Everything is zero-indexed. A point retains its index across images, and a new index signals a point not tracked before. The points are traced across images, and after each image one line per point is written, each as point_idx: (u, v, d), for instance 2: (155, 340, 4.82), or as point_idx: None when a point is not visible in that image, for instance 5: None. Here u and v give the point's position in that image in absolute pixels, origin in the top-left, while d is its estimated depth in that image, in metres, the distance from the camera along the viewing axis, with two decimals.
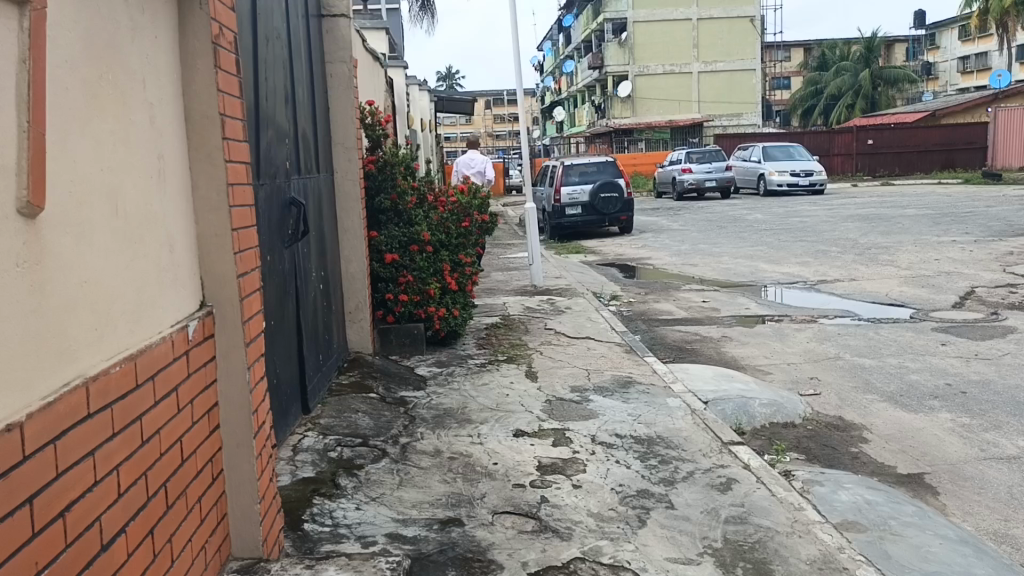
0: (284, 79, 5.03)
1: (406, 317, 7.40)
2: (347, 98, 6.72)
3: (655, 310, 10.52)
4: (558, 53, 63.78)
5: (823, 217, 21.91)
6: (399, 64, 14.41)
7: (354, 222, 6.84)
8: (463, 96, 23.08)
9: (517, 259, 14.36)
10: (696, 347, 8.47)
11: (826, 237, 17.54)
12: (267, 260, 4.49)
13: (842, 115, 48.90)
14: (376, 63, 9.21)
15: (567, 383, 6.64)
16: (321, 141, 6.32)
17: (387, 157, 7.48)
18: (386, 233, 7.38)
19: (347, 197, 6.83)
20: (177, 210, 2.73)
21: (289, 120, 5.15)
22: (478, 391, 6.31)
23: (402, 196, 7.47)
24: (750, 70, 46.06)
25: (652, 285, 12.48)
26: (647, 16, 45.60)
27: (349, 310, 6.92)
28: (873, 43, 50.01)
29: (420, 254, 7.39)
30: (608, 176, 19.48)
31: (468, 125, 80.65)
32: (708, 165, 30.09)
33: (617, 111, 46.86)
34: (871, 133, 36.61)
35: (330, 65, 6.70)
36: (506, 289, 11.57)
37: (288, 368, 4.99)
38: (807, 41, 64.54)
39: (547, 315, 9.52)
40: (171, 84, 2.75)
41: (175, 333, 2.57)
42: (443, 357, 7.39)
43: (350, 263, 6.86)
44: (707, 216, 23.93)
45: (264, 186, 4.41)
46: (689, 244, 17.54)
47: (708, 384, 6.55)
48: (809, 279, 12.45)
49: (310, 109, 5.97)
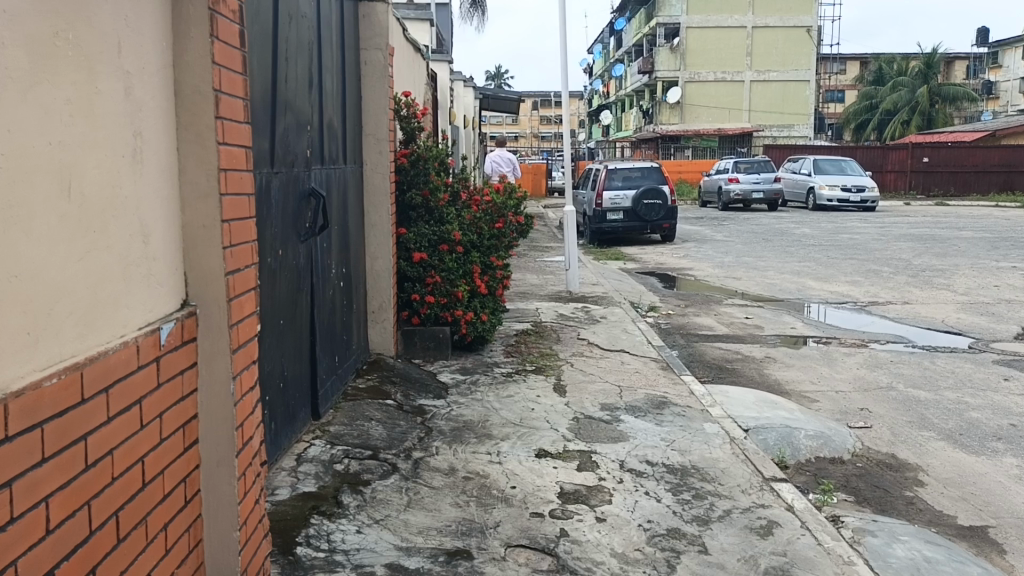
0: (309, 62, 4.72)
1: (432, 320, 7.07)
2: (380, 87, 6.40)
3: (695, 324, 10.05)
4: (608, 57, 63.18)
5: (874, 235, 21.16)
6: (443, 59, 14.11)
7: (381, 217, 6.52)
8: (508, 95, 22.74)
9: (554, 262, 13.96)
10: (737, 367, 7.99)
11: (877, 256, 16.86)
12: (278, 254, 4.17)
13: (897, 131, 47.70)
14: (417, 55, 8.87)
15: (597, 399, 6.23)
16: (350, 131, 6.01)
17: (421, 151, 7.14)
18: (415, 230, 7.06)
19: (377, 191, 6.51)
20: (155, 197, 2.41)
21: (312, 107, 4.84)
22: (502, 404, 5.94)
23: (434, 192, 7.14)
24: (804, 80, 45.09)
25: (692, 298, 11.99)
26: (701, 23, 44.84)
27: (372, 309, 6.60)
28: (933, 59, 48.68)
29: (450, 255, 7.06)
30: (653, 182, 18.98)
31: (513, 125, 80.42)
32: (756, 176, 29.38)
33: (665, 117, 46.15)
34: (928, 151, 35.54)
35: (365, 52, 6.38)
36: (541, 293, 11.19)
37: (299, 371, 4.67)
38: (863, 55, 63.26)
39: (581, 324, 9.12)
40: (157, 54, 2.44)
41: (143, 338, 2.23)
42: (469, 364, 7.03)
43: (375, 260, 6.54)
44: (753, 228, 23.30)
45: (276, 174, 4.09)
46: (733, 257, 16.97)
47: (750, 410, 6.10)
48: (859, 300, 11.88)
49: (340, 97, 5.65)
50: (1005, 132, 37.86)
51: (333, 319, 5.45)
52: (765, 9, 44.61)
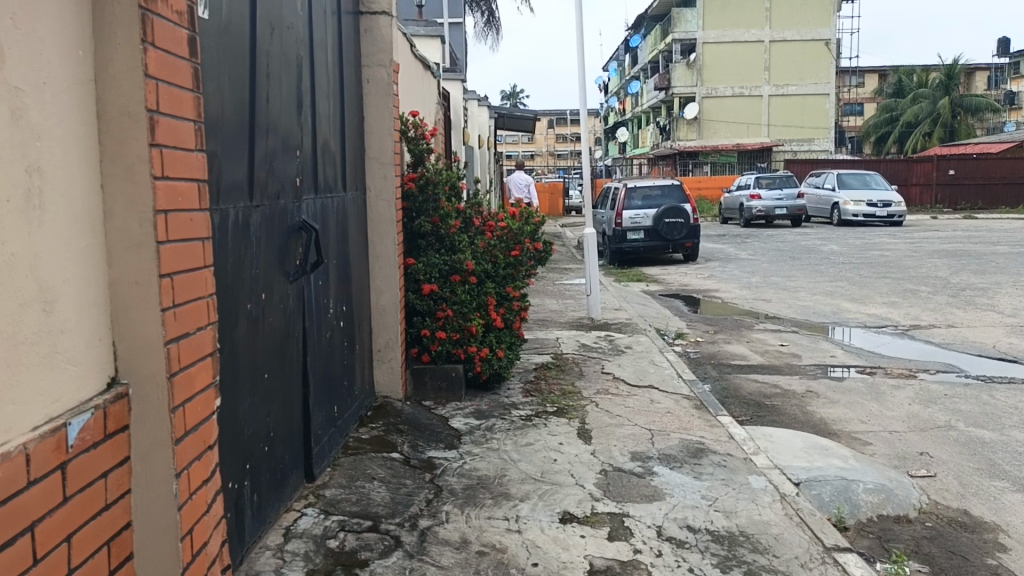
0: (298, 80, 4.18)
1: (444, 357, 6.50)
2: (385, 106, 5.86)
3: (727, 353, 9.41)
4: (624, 74, 62.84)
5: (906, 252, 20.40)
6: (456, 77, 13.61)
7: (387, 247, 5.98)
8: (524, 114, 22.26)
9: (574, 286, 13.37)
10: (777, 403, 7.33)
11: (912, 274, 16.14)
12: (260, 299, 3.63)
13: (919, 143, 46.89)
14: (426, 72, 8.35)
15: (625, 447, 5.60)
16: (350, 156, 5.46)
17: (430, 174, 6.59)
18: (424, 260, 6.52)
19: (381, 219, 5.97)
20: (66, 250, 1.86)
21: (303, 129, 4.29)
22: (520, 455, 5.34)
23: (444, 219, 6.60)
24: (823, 94, 44.49)
25: (721, 323, 11.35)
26: (717, 37, 44.27)
27: (378, 348, 6.04)
28: (955, 69, 47.84)
29: (463, 286, 6.50)
30: (674, 200, 18.35)
31: (529, 144, 80.17)
32: (778, 192, 28.72)
33: (683, 133, 45.47)
34: (953, 163, 34.71)
35: (367, 68, 5.84)
36: (560, 321, 10.58)
37: (291, 430, 4.12)
38: (881, 68, 62.60)
39: (605, 356, 8.49)
40: (68, 66, 1.89)
41: (38, 443, 1.70)
42: (485, 406, 6.43)
43: (380, 295, 5.98)
44: (778, 246, 22.60)
45: (256, 209, 3.55)
46: (760, 276, 16.30)
47: (799, 458, 5.45)
48: (900, 323, 11.19)
49: (337, 120, 5.12)
50: None
51: (333, 364, 4.90)
52: (782, 23, 44.19)
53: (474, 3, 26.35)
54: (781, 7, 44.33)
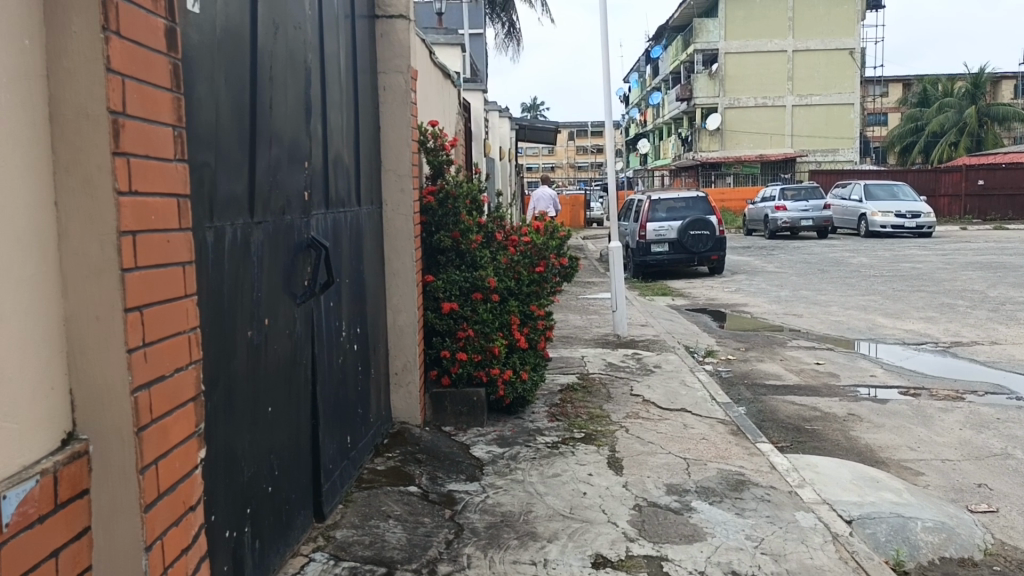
0: (306, 85, 3.86)
1: (464, 380, 6.15)
2: (402, 115, 5.55)
3: (760, 372, 8.99)
4: (645, 86, 62.43)
5: (938, 263, 19.84)
6: (477, 88, 13.32)
7: (405, 265, 5.66)
8: (546, 125, 21.93)
9: (597, 302, 12.98)
10: (818, 428, 6.91)
11: (947, 287, 15.61)
12: (262, 324, 3.29)
13: (946, 153, 46.12)
14: (445, 81, 8.05)
15: (660, 479, 5.21)
16: (365, 168, 5.15)
17: (450, 187, 6.27)
18: (444, 277, 6.19)
19: (399, 235, 5.65)
20: (9, 279, 1.68)
21: (313, 138, 3.97)
22: (547, 488, 4.96)
23: (464, 233, 6.28)
24: (848, 104, 43.93)
25: (752, 340, 10.92)
26: (740, 48, 43.78)
27: (395, 371, 5.70)
28: (981, 78, 47.08)
29: (484, 304, 6.15)
30: (699, 212, 17.91)
31: (549, 157, 79.88)
32: (805, 203, 28.17)
33: (705, 144, 44.96)
34: (983, 173, 34.02)
35: (383, 75, 5.53)
36: (585, 338, 10.19)
37: (299, 466, 3.79)
38: (905, 77, 61.84)
39: (633, 376, 8.10)
40: (11, 58, 1.70)
41: None
42: (508, 432, 6.07)
43: (397, 314, 5.65)
44: (805, 258, 22.09)
45: (259, 225, 3.23)
46: (789, 290, 15.82)
47: (849, 492, 5.03)
48: (940, 340, 10.70)
49: (351, 130, 4.82)
50: None
51: (346, 391, 4.56)
52: (805, 33, 43.72)
53: (494, 14, 26.14)
54: (804, 16, 43.84)
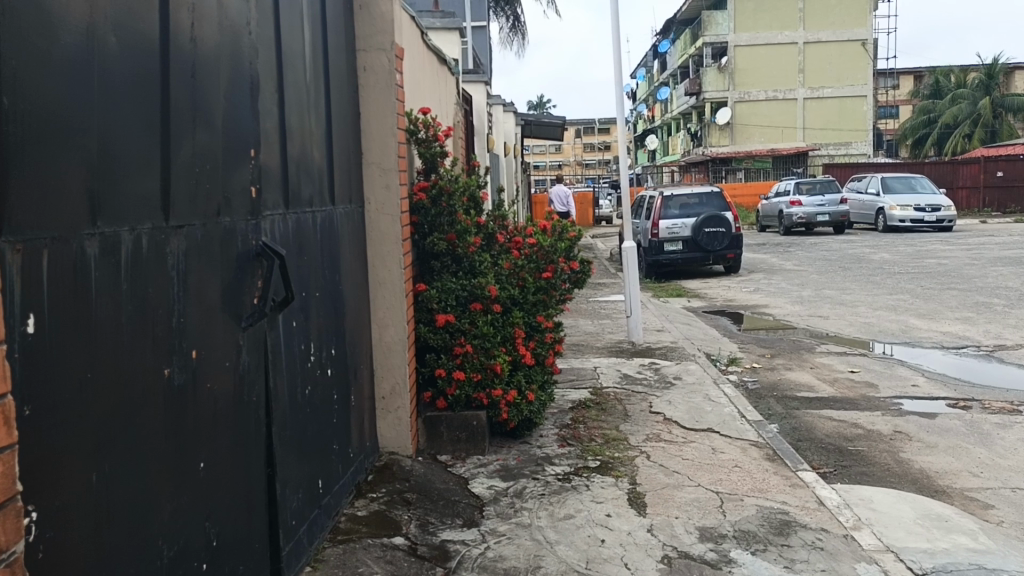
0: (255, 55, 3.13)
1: (463, 403, 5.41)
2: (386, 99, 4.82)
3: (790, 383, 8.23)
4: (652, 82, 61.63)
5: (965, 259, 18.94)
6: (479, 80, 12.56)
7: (392, 273, 4.93)
8: (553, 120, 21.20)
9: (610, 305, 12.22)
10: (863, 449, 6.13)
11: (978, 284, 14.79)
12: (189, 359, 2.56)
13: (960, 146, 45.15)
14: (441, 67, 7.32)
15: (690, 521, 4.45)
16: (341, 159, 4.41)
17: (444, 182, 5.56)
18: (438, 285, 5.48)
19: (384, 238, 4.92)
20: None
21: (265, 120, 3.24)
22: (560, 535, 4.21)
23: (462, 235, 5.57)
24: (861, 96, 42.99)
25: (778, 345, 10.15)
26: (750, 40, 42.89)
27: (382, 395, 4.99)
28: (995, 69, 46.12)
29: (485, 316, 5.42)
30: (714, 209, 17.11)
31: (557, 155, 79.12)
32: (820, 198, 27.34)
33: (715, 139, 44.10)
34: (1002, 164, 33.06)
35: (363, 53, 4.82)
36: (596, 345, 9.43)
37: (250, 530, 3.05)
38: (915, 69, 60.89)
39: (652, 390, 7.34)
40: None
41: None
42: (513, 460, 5.34)
43: (384, 329, 4.94)
44: (823, 255, 21.25)
45: (180, 230, 2.50)
46: (811, 289, 15.04)
47: (916, 537, 4.27)
48: (982, 343, 9.91)
49: (323, 117, 4.11)
50: None
51: (317, 426, 3.82)
52: (816, 24, 42.79)
53: (499, 8, 25.41)
54: (814, 7, 42.90)
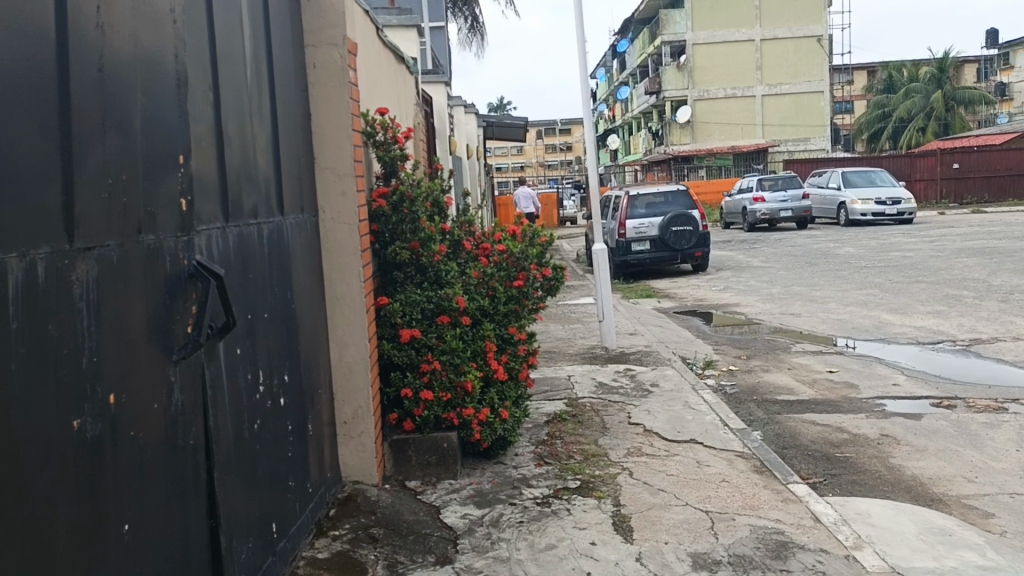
0: (182, 49, 2.75)
1: (432, 424, 5.04)
2: (338, 99, 4.45)
3: (769, 385, 7.99)
4: (612, 82, 61.73)
5: (928, 251, 18.99)
6: (438, 81, 12.18)
7: (351, 288, 4.54)
8: (515, 121, 20.89)
9: (580, 309, 11.92)
10: (851, 456, 5.88)
11: (945, 276, 14.76)
12: (106, 405, 2.18)
13: (915, 139, 45.80)
14: (400, 65, 6.94)
15: (681, 546, 4.13)
16: (290, 165, 4.02)
17: (405, 188, 5.20)
18: (401, 298, 5.11)
19: (341, 250, 4.53)
20: None
21: (197, 122, 2.86)
22: (542, 570, 3.86)
23: (425, 243, 5.20)
24: (818, 92, 43.33)
25: (753, 346, 9.92)
26: (707, 38, 43.04)
27: (343, 420, 4.61)
28: (947, 63, 46.99)
29: (452, 330, 5.06)
30: (680, 207, 16.92)
31: (519, 156, 78.97)
32: (783, 194, 27.37)
33: (676, 137, 44.17)
34: (958, 156, 33.43)
35: (312, 49, 4.44)
36: (569, 352, 9.12)
37: None
38: (868, 65, 61.84)
39: (629, 399, 7.04)
40: None
41: None
42: (488, 484, 4.98)
43: (344, 348, 4.56)
44: (789, 251, 21.21)
45: (89, 253, 2.12)
46: (780, 286, 14.89)
47: (921, 556, 3.99)
48: (957, 337, 9.77)
49: (268, 119, 3.73)
50: None
51: (269, 462, 3.44)
52: (772, 21, 43.05)
53: (457, 9, 25.05)
54: (770, 4, 43.12)
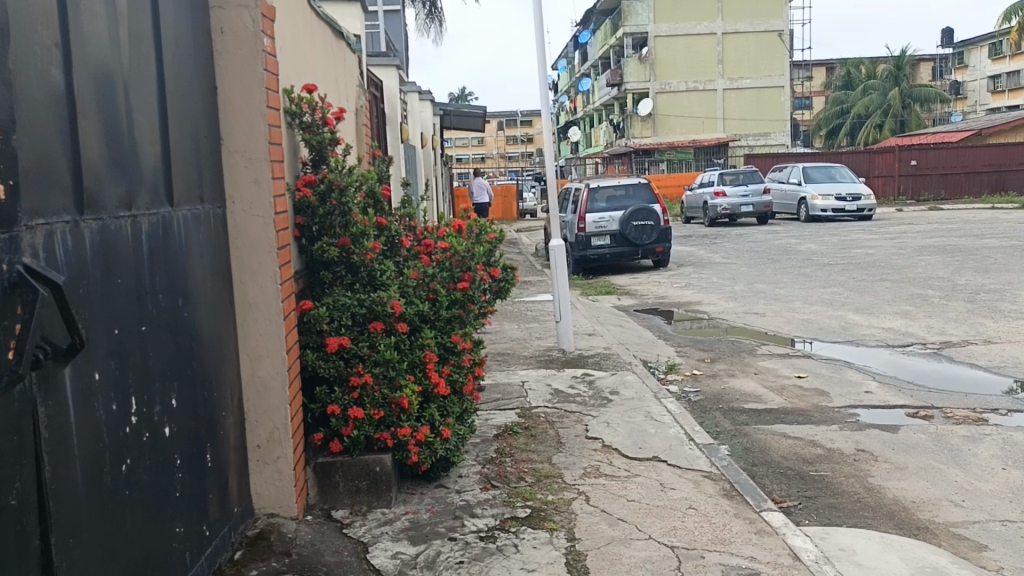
0: None
1: (362, 445, 4.42)
2: (249, 71, 3.82)
3: (736, 392, 7.50)
4: (573, 73, 61.26)
5: (890, 248, 18.79)
6: (390, 64, 11.50)
7: (266, 291, 3.91)
8: (474, 110, 20.24)
9: (537, 307, 11.35)
10: (826, 474, 5.40)
11: (909, 275, 14.48)
12: None
13: (872, 136, 46.03)
14: (338, 42, 6.29)
15: None
16: (186, 144, 3.38)
17: (334, 175, 4.58)
18: (329, 301, 4.49)
19: (254, 246, 3.89)
20: None
21: (29, 83, 2.22)
22: None
23: (358, 239, 4.58)
24: (778, 87, 43.29)
25: (717, 348, 9.44)
26: (669, 31, 42.76)
27: (257, 444, 3.97)
28: (903, 60, 47.28)
29: (387, 338, 4.45)
30: (641, 201, 16.44)
31: (480, 147, 78.23)
32: (744, 188, 27.09)
33: (637, 130, 43.83)
34: (915, 153, 33.54)
35: (219, 12, 3.80)
36: (524, 354, 8.55)
37: None
38: (828, 60, 62.28)
39: (586, 409, 6.49)
40: None
41: None
42: (426, 514, 4.38)
43: (257, 362, 3.92)
44: (750, 247, 20.88)
45: None
46: (743, 283, 14.49)
47: None
48: (927, 340, 9.40)
49: (151, 92, 3.09)
50: (993, 129, 36.58)
51: (146, 509, 2.81)
52: (734, 15, 42.89)
53: None
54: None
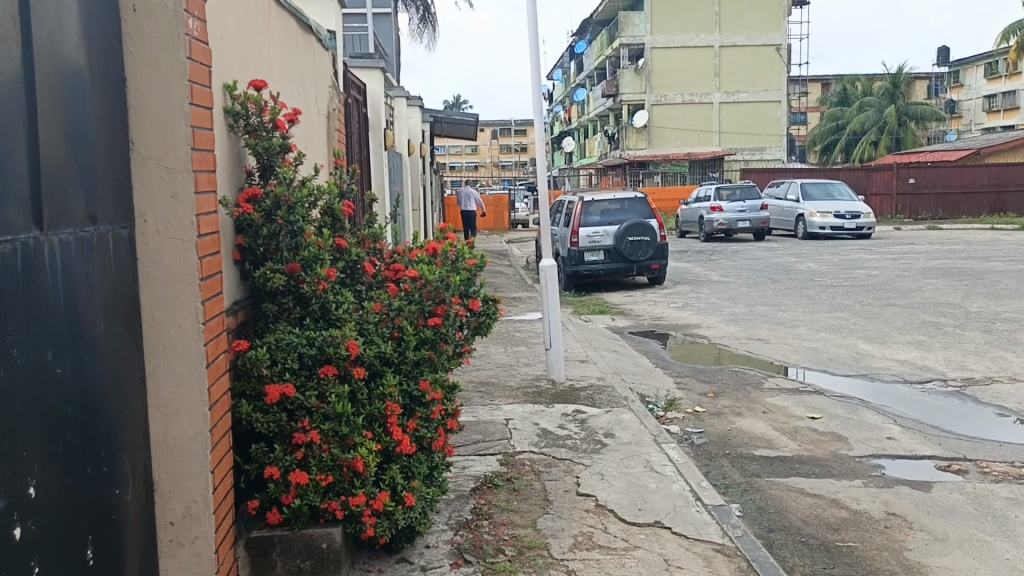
0: None
1: (307, 516, 3.65)
2: (168, 57, 3.05)
3: (743, 435, 6.74)
4: (569, 84, 60.64)
5: (894, 269, 18.09)
6: (373, 66, 10.73)
7: (184, 331, 3.13)
8: (466, 117, 19.49)
9: (525, 328, 10.58)
10: (855, 545, 4.65)
11: (917, 299, 13.77)
12: None
13: (868, 153, 45.54)
14: (305, 34, 5.53)
15: None
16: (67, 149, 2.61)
17: (282, 188, 3.82)
18: (272, 340, 3.72)
19: (169, 275, 3.11)
20: None
21: None
22: None
23: (309, 265, 3.83)
24: (776, 101, 42.71)
25: (720, 380, 8.68)
26: (666, 42, 42.16)
27: (170, 521, 3.19)
28: (900, 78, 46.89)
29: (340, 386, 3.67)
30: (637, 216, 15.70)
31: (473, 155, 77.55)
32: (742, 204, 26.42)
33: (632, 142, 43.19)
34: (913, 171, 32.95)
35: None
36: (510, 385, 7.77)
37: None
38: (824, 76, 61.91)
39: (578, 456, 5.72)
40: None
41: None
42: None
43: (172, 419, 3.15)
44: (748, 264, 20.17)
45: None
46: (743, 305, 13.76)
47: None
48: (947, 375, 8.66)
49: (13, 80, 2.33)
50: (993, 148, 36.08)
51: None
52: (732, 28, 42.35)
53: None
54: (730, 11, 42.39)
